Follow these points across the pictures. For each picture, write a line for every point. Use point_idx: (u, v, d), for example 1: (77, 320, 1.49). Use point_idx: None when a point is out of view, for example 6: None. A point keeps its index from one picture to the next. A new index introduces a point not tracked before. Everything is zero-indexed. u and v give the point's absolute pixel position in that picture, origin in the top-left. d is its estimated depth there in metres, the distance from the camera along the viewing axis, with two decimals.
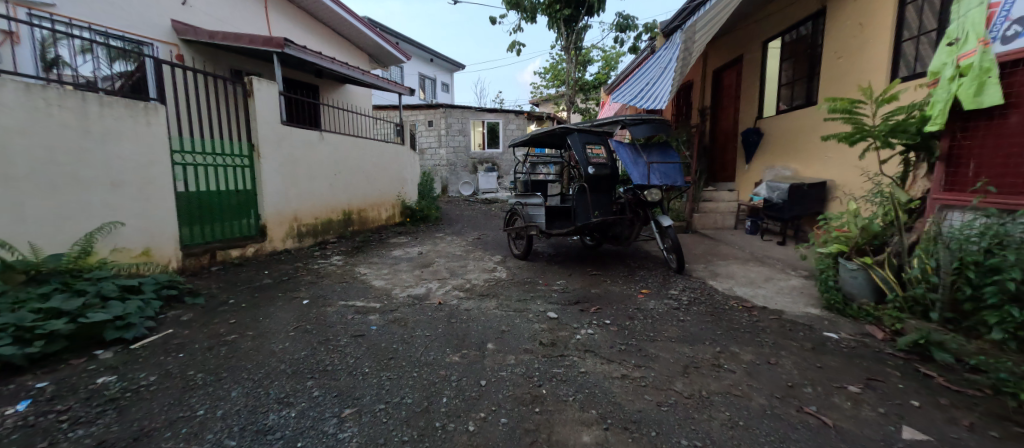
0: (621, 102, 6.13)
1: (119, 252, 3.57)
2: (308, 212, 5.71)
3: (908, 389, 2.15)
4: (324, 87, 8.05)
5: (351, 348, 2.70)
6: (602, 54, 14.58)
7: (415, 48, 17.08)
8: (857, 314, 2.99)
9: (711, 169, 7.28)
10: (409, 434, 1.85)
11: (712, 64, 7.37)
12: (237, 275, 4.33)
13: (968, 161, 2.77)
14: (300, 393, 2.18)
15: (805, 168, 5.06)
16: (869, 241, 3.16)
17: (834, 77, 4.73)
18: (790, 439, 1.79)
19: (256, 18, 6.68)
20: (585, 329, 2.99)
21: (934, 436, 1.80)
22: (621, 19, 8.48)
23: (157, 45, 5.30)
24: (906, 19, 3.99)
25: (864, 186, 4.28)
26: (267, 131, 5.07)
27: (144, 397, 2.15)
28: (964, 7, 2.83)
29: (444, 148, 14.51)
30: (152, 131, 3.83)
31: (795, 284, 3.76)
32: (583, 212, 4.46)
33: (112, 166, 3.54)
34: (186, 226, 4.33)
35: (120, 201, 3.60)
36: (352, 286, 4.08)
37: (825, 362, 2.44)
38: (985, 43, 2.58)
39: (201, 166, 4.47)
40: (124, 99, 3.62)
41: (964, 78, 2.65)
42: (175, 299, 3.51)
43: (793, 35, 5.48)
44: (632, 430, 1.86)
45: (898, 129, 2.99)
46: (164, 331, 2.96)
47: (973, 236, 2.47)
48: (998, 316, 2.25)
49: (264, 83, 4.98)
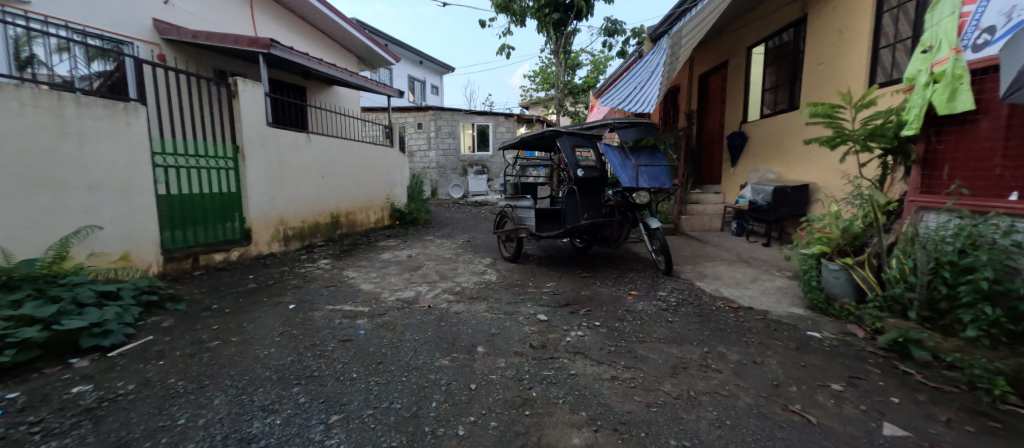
0: (609, 106, 6.19)
1: (96, 257, 3.45)
2: (294, 215, 5.62)
3: (887, 386, 2.21)
4: (311, 88, 7.97)
5: (338, 353, 2.66)
6: (592, 58, 14.75)
7: (404, 50, 17.04)
8: (839, 314, 3.07)
9: (698, 171, 7.38)
10: (398, 439, 1.83)
11: (697, 68, 7.49)
12: (220, 279, 4.23)
13: (943, 164, 2.87)
14: (286, 399, 2.14)
15: (789, 172, 5.17)
16: (849, 242, 3.24)
17: (815, 82, 4.86)
18: (775, 437, 1.81)
19: (241, 19, 6.55)
20: (575, 331, 3.01)
21: (914, 432, 1.85)
22: (609, 24, 8.57)
23: (136, 43, 5.15)
24: (883, 27, 4.13)
25: (845, 188, 4.39)
26: (252, 131, 4.96)
27: (122, 406, 2.09)
28: (937, 17, 2.96)
29: (434, 151, 14.45)
30: (131, 132, 3.73)
31: (778, 284, 3.85)
32: (573, 214, 4.45)
33: (89, 168, 3.44)
34: (167, 230, 4.21)
35: (98, 204, 3.49)
36: (339, 289, 4.04)
37: (809, 360, 2.50)
38: (956, 51, 2.71)
39: (182, 168, 4.36)
40: (102, 100, 3.52)
41: (937, 85, 2.76)
42: (155, 306, 3.42)
43: (776, 42, 5.62)
44: (622, 431, 1.87)
45: (876, 134, 3.09)
46: (143, 338, 2.89)
47: (947, 237, 2.54)
48: (972, 314, 2.33)
49: (250, 84, 4.88)
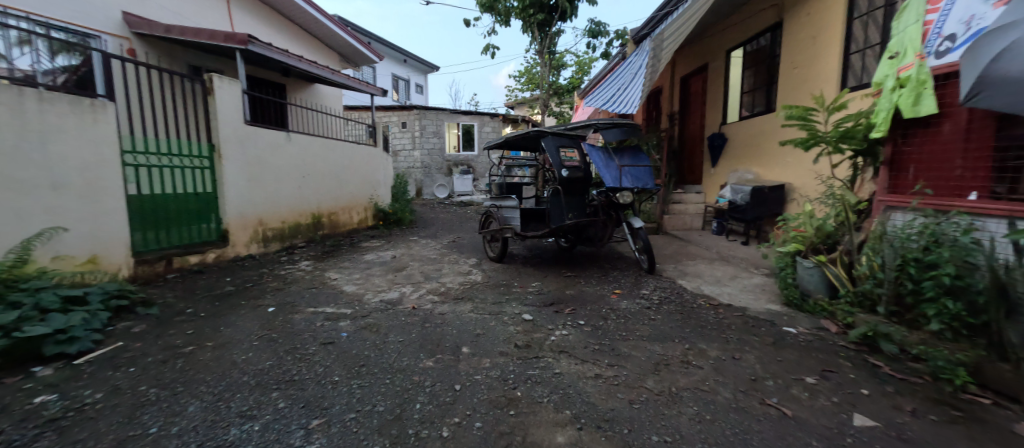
0: (593, 107, 6.26)
1: (61, 260, 3.29)
2: (274, 215, 5.48)
3: (857, 379, 2.30)
4: (291, 86, 7.79)
5: (320, 356, 2.61)
6: (576, 59, 14.84)
7: (388, 48, 16.82)
8: (813, 310, 3.19)
9: (680, 172, 7.53)
10: (381, 442, 1.81)
11: (679, 70, 7.64)
12: (196, 282, 4.10)
13: (908, 166, 3.02)
14: (265, 404, 2.09)
15: (766, 172, 5.32)
16: (822, 240, 3.38)
17: (790, 85, 5.01)
18: (753, 430, 1.87)
19: (217, 14, 6.36)
20: (560, 330, 3.03)
21: (882, 422, 1.94)
22: (593, 25, 8.65)
23: (105, 37, 4.93)
24: (853, 33, 4.29)
25: (819, 188, 4.55)
26: (229, 130, 4.81)
27: (90, 416, 2.00)
28: (903, 25, 3.11)
29: (419, 151, 14.31)
30: (99, 129, 3.58)
31: (756, 282, 3.96)
32: (558, 214, 4.47)
33: (53, 167, 3.28)
34: (139, 231, 4.05)
35: (63, 204, 3.33)
36: (322, 291, 3.96)
37: (785, 355, 2.58)
38: (920, 56, 2.86)
39: (155, 167, 4.21)
40: (67, 96, 3.36)
41: (903, 89, 2.90)
42: (126, 310, 3.28)
43: (754, 46, 5.78)
44: (605, 428, 1.89)
45: (847, 136, 3.22)
46: (112, 344, 2.77)
47: (912, 235, 2.63)
48: (936, 308, 2.41)
49: (226, 81, 4.74)
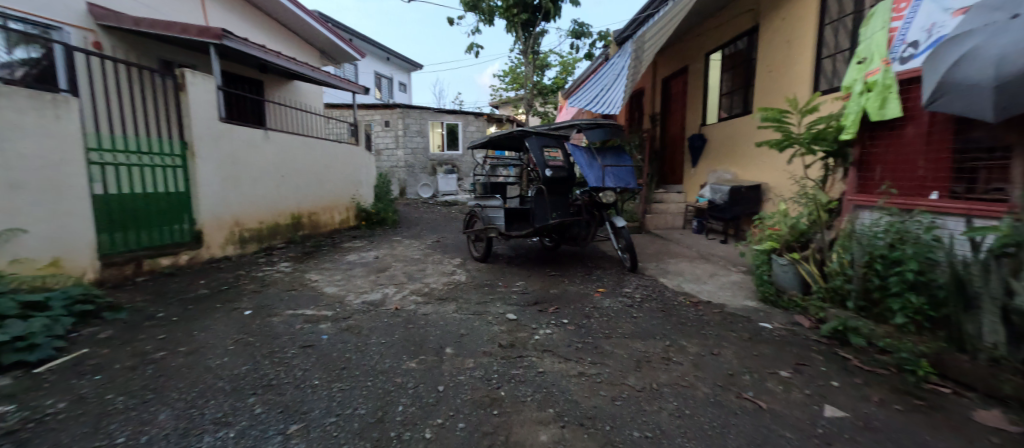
0: (576, 107, 6.31)
1: (20, 264, 3.11)
2: (251, 216, 5.32)
3: (828, 371, 2.40)
4: (270, 83, 7.59)
5: (299, 360, 2.55)
6: (559, 60, 14.90)
7: (369, 46, 16.56)
8: (787, 306, 3.32)
9: (660, 172, 7.66)
10: (362, 446, 1.78)
11: (660, 72, 7.77)
12: (166, 285, 3.94)
13: (875, 167, 3.15)
14: (241, 410, 2.03)
15: (744, 173, 5.46)
16: (796, 238, 3.47)
17: (766, 88, 5.16)
18: (730, 424, 1.92)
19: (190, 7, 6.13)
20: (544, 329, 3.04)
21: (851, 412, 2.02)
22: (576, 26, 8.71)
23: (67, 29, 4.68)
24: (824, 38, 4.44)
25: (793, 188, 4.70)
26: (203, 127, 4.64)
27: (51, 426, 1.90)
28: (870, 31, 3.26)
29: (402, 150, 14.13)
30: (61, 126, 3.40)
31: (734, 279, 4.07)
32: (542, 214, 4.49)
33: (10, 165, 3.10)
34: (105, 233, 3.88)
35: (21, 204, 3.15)
36: (302, 293, 3.87)
37: (761, 350, 2.66)
38: (886, 62, 3.00)
39: (122, 166, 4.03)
40: (26, 90, 3.18)
41: (870, 93, 3.03)
42: (91, 315, 3.13)
43: (732, 49, 5.92)
44: (587, 425, 1.91)
45: (818, 137, 3.33)
46: (76, 350, 2.64)
47: (879, 234, 2.72)
48: (900, 303, 2.53)
49: (199, 77, 4.57)
